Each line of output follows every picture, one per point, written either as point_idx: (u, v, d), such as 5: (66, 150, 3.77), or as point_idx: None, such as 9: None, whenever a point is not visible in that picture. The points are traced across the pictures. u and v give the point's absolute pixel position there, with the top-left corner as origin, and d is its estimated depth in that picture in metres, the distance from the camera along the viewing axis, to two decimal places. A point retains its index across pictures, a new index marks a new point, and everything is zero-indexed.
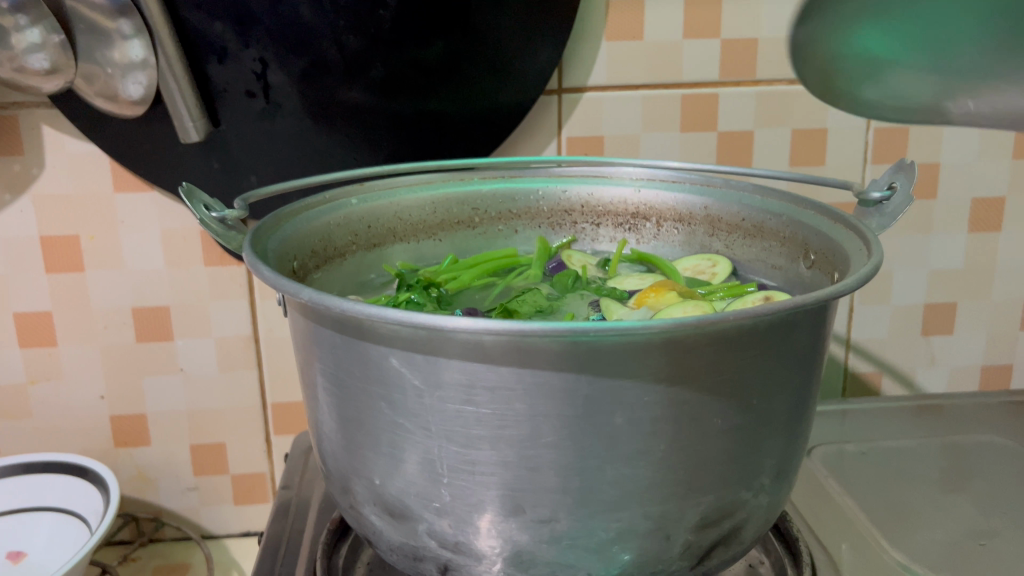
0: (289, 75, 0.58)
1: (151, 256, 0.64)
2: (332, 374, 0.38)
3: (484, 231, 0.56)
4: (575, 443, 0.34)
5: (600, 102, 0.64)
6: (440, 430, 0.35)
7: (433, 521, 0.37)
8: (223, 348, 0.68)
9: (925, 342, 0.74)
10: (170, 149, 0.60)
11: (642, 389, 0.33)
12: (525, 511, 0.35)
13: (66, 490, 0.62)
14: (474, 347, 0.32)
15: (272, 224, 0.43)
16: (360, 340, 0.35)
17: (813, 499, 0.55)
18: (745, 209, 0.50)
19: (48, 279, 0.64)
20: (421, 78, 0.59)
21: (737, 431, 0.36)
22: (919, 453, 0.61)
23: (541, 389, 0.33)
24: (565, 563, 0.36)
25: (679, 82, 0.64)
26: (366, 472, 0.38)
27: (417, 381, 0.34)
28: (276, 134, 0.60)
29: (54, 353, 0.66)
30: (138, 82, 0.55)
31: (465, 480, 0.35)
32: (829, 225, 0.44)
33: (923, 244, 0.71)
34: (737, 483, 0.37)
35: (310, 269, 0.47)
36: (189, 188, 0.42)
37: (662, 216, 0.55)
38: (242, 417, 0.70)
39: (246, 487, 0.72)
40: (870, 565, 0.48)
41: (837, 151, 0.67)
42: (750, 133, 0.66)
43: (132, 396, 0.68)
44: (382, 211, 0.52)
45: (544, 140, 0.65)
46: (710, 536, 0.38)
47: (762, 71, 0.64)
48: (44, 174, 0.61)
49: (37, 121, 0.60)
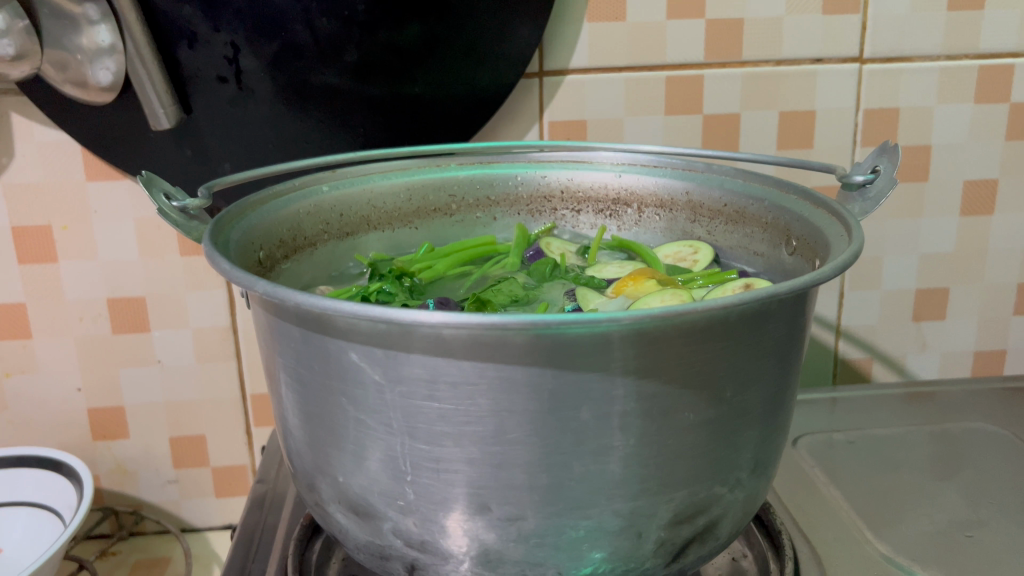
0: (261, 60, 0.57)
1: (125, 246, 0.63)
2: (293, 369, 0.37)
3: (462, 219, 0.55)
4: (541, 439, 0.32)
5: (582, 85, 0.62)
6: (402, 427, 0.33)
7: (398, 520, 0.36)
8: (201, 338, 0.66)
9: (917, 328, 0.73)
10: (142, 137, 0.59)
11: (609, 383, 0.32)
12: (491, 510, 0.34)
13: (42, 484, 0.61)
14: (435, 341, 0.31)
15: (236, 213, 0.42)
16: (319, 334, 0.34)
17: (798, 490, 0.54)
18: (726, 194, 0.49)
19: (21, 270, 0.63)
20: (396, 62, 0.57)
21: (710, 425, 0.34)
22: (908, 441, 0.60)
23: (504, 384, 0.31)
24: (534, 562, 0.35)
25: (663, 64, 0.62)
26: (330, 470, 0.37)
27: (378, 376, 0.33)
28: (250, 121, 0.59)
29: (29, 346, 0.65)
30: (107, 68, 0.54)
31: (429, 478, 0.34)
32: (811, 211, 0.43)
33: (914, 228, 0.69)
34: (711, 478, 0.36)
35: (278, 259, 0.46)
36: (148, 176, 0.41)
37: (643, 201, 0.53)
38: (222, 409, 0.69)
39: (228, 479, 0.71)
40: (854, 557, 0.46)
41: (826, 134, 0.65)
42: (736, 115, 0.64)
43: (110, 388, 0.67)
44: (355, 199, 0.51)
45: (525, 125, 0.63)
46: (684, 532, 0.37)
47: (748, 52, 0.62)
48: (14, 164, 0.60)
49: (5, 109, 0.59)
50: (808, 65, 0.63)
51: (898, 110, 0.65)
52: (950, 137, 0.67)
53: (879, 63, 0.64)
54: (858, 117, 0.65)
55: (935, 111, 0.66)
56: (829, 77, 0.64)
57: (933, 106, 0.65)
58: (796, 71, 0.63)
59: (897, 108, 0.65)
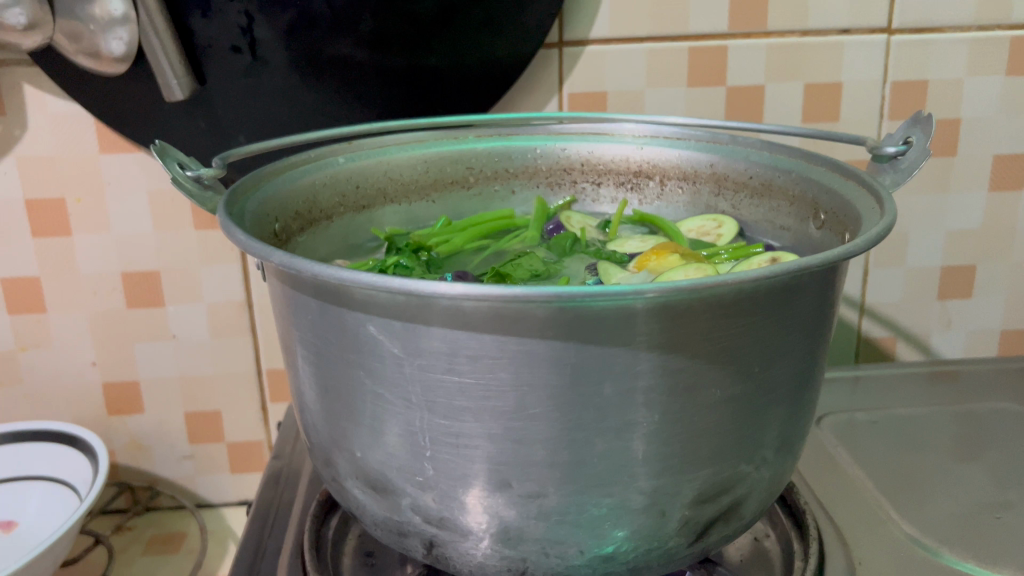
0: (276, 29, 0.55)
1: (139, 219, 0.62)
2: (310, 341, 0.36)
3: (480, 192, 0.54)
4: (563, 414, 0.32)
5: (602, 56, 0.61)
6: (421, 400, 0.33)
7: (417, 496, 0.35)
8: (215, 313, 0.66)
9: (942, 306, 0.71)
10: (155, 107, 0.58)
11: (634, 357, 0.31)
12: (512, 486, 0.33)
13: (58, 459, 0.60)
14: (455, 313, 0.30)
15: (251, 183, 0.41)
16: (337, 306, 0.33)
17: (821, 469, 0.53)
18: (752, 166, 0.48)
19: (35, 243, 0.62)
20: (412, 32, 0.56)
21: (737, 402, 0.33)
22: (932, 421, 0.59)
23: (525, 358, 0.31)
24: (555, 541, 0.35)
25: (685, 34, 0.61)
26: (348, 445, 0.37)
27: (397, 349, 0.32)
28: (264, 92, 0.58)
29: (43, 320, 0.65)
30: (119, 38, 0.53)
31: (449, 453, 0.33)
32: (839, 182, 0.41)
33: (941, 204, 0.68)
34: (737, 456, 0.35)
35: (294, 232, 0.45)
36: (162, 145, 0.40)
37: (666, 173, 0.52)
38: (237, 384, 0.68)
39: (243, 455, 0.71)
40: (879, 536, 0.46)
41: (852, 106, 0.64)
42: (761, 87, 0.63)
43: (125, 363, 0.67)
44: (371, 171, 0.50)
45: (544, 97, 0.62)
46: (708, 511, 0.36)
47: (773, 22, 0.61)
48: (27, 136, 0.59)
49: (17, 79, 0.58)
50: (835, 37, 0.62)
51: (926, 83, 0.64)
52: (980, 111, 0.65)
53: (908, 34, 0.62)
54: (885, 89, 0.64)
55: (964, 83, 0.64)
56: (856, 48, 0.62)
57: (962, 78, 0.64)
58: (823, 42, 0.62)
59: (926, 80, 0.64)
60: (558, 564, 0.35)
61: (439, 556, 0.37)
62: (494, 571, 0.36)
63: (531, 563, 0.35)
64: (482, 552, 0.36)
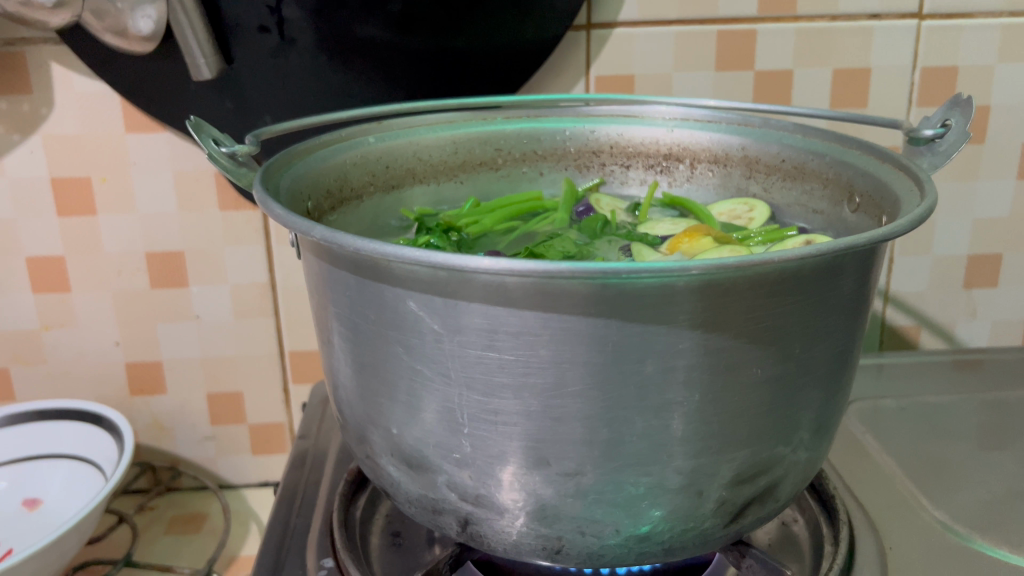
0: (304, 9, 0.55)
1: (163, 199, 0.62)
2: (346, 318, 0.36)
3: (508, 173, 0.54)
4: (603, 391, 0.31)
5: (631, 38, 0.61)
6: (460, 377, 0.33)
7: (453, 473, 0.35)
8: (238, 295, 0.66)
9: (967, 295, 0.71)
10: (182, 87, 0.58)
11: (676, 335, 0.31)
12: (550, 464, 0.33)
13: (83, 437, 0.61)
14: (496, 289, 0.30)
15: (284, 161, 0.41)
16: (375, 281, 0.33)
17: (848, 454, 0.53)
18: (785, 149, 0.48)
19: (60, 222, 0.63)
20: (440, 13, 0.56)
21: (777, 382, 0.33)
22: (959, 408, 0.59)
23: (567, 335, 0.30)
24: (591, 519, 0.35)
25: (714, 18, 0.60)
26: (383, 421, 0.37)
27: (436, 326, 0.32)
28: (291, 72, 0.58)
29: (67, 300, 0.65)
30: (147, 16, 0.52)
31: (487, 430, 0.33)
32: (875, 165, 0.41)
33: (968, 192, 0.67)
34: (775, 437, 0.35)
35: (325, 210, 0.45)
36: (197, 121, 0.40)
37: (696, 156, 0.52)
38: (259, 365, 0.68)
39: (265, 436, 0.71)
40: (907, 520, 0.46)
41: (881, 92, 0.64)
42: (789, 72, 0.62)
43: (147, 343, 0.67)
44: (401, 151, 0.50)
45: (571, 79, 0.62)
46: (745, 493, 0.36)
47: (803, 6, 0.60)
48: (54, 114, 0.59)
49: (44, 58, 0.58)
50: (865, 22, 0.61)
51: (956, 69, 0.63)
52: (1010, 98, 0.64)
53: (938, 20, 0.62)
54: (914, 75, 0.63)
55: (994, 70, 0.64)
56: (886, 33, 0.62)
57: (992, 65, 0.63)
58: (852, 27, 0.61)
59: (955, 67, 0.63)
60: (594, 543, 0.35)
61: (473, 534, 0.37)
62: (528, 549, 0.36)
63: (566, 542, 0.35)
64: (517, 531, 0.36)
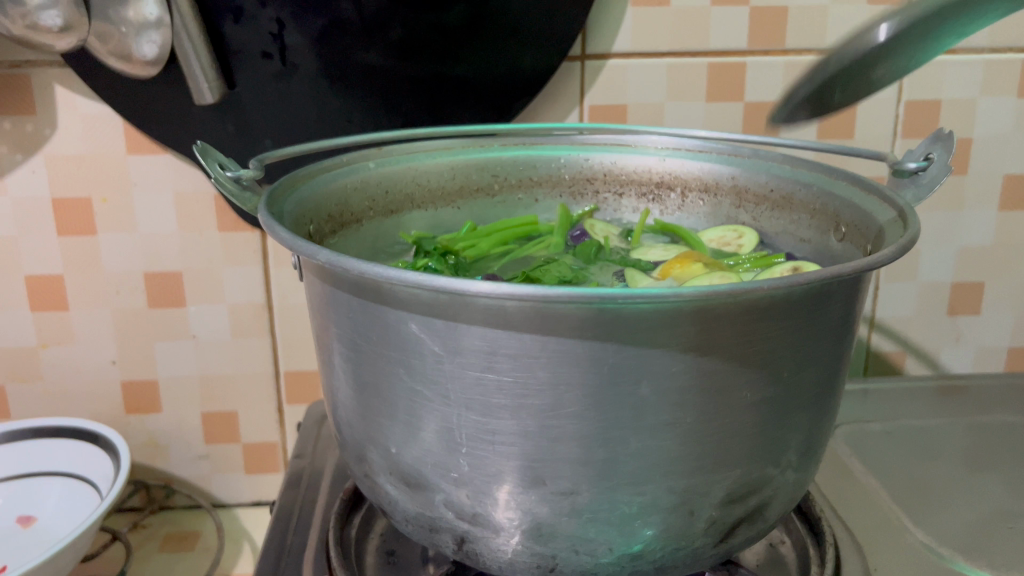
0: (307, 36, 0.57)
1: (163, 219, 0.63)
2: (348, 338, 0.37)
3: (504, 199, 0.56)
4: (599, 413, 0.32)
5: (624, 69, 0.62)
6: (459, 398, 0.34)
7: (451, 492, 0.36)
8: (235, 314, 0.67)
9: (951, 322, 0.73)
10: (184, 111, 0.59)
11: (669, 358, 0.32)
12: (546, 483, 0.34)
13: (79, 455, 0.61)
14: (496, 312, 0.31)
15: (288, 186, 0.42)
16: (378, 304, 0.34)
17: (834, 477, 0.54)
18: (773, 179, 0.49)
19: (60, 242, 0.63)
20: (440, 41, 0.57)
21: (767, 404, 0.34)
22: (944, 433, 0.60)
23: (565, 357, 0.32)
24: (585, 538, 0.35)
25: (705, 50, 0.62)
26: (382, 440, 0.37)
27: (437, 348, 0.33)
28: (292, 97, 0.59)
29: (65, 318, 0.65)
30: (152, 41, 0.53)
31: (484, 450, 0.34)
32: (860, 196, 0.43)
33: (952, 221, 0.69)
34: (764, 459, 0.36)
35: (326, 235, 0.45)
36: (204, 146, 0.41)
37: (687, 185, 0.54)
38: (255, 383, 0.69)
39: (258, 456, 0.71)
40: (895, 544, 0.47)
41: (867, 124, 0.65)
42: (778, 103, 0.64)
43: (144, 362, 0.67)
44: (400, 177, 0.51)
45: (565, 108, 0.63)
46: (735, 512, 0.37)
47: (792, 40, 0.62)
48: (57, 135, 0.60)
49: (49, 80, 0.59)
50: None
51: (939, 102, 0.65)
52: (993, 129, 0.66)
53: None
54: (900, 108, 0.65)
55: (977, 103, 0.65)
56: None
57: (975, 98, 0.65)
58: None
59: (939, 99, 0.65)
60: (588, 562, 0.36)
61: (469, 552, 0.38)
62: (523, 568, 0.37)
63: (560, 560, 0.36)
64: (513, 548, 0.36)
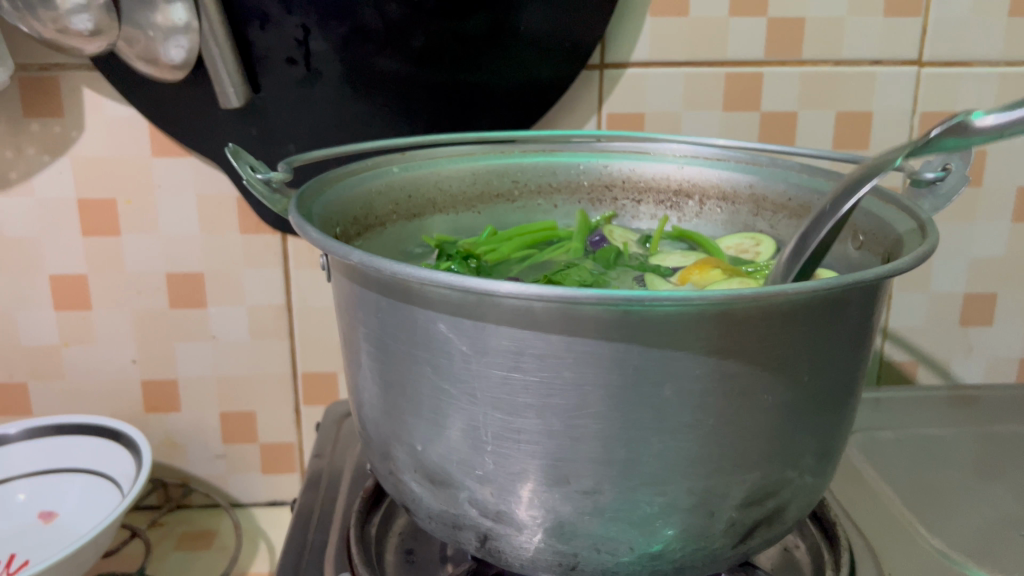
0: (331, 42, 0.58)
1: (185, 220, 0.64)
2: (375, 337, 0.38)
3: (523, 205, 0.56)
4: (622, 413, 0.33)
5: (642, 78, 0.63)
6: (486, 397, 0.34)
7: (475, 489, 0.37)
8: (255, 316, 0.67)
9: (963, 332, 0.73)
10: (210, 115, 0.60)
11: (692, 361, 0.32)
12: (569, 482, 0.35)
13: (101, 452, 0.62)
14: (524, 313, 0.32)
15: (316, 188, 0.43)
16: (407, 304, 0.35)
17: (848, 483, 0.54)
18: (792, 187, 0.50)
19: (84, 242, 0.64)
20: (461, 49, 0.58)
21: (787, 408, 0.35)
22: (955, 441, 0.60)
23: (590, 358, 0.32)
24: (607, 537, 0.36)
25: (722, 61, 0.63)
26: (408, 438, 0.38)
27: (465, 347, 0.34)
28: (315, 103, 0.60)
29: (87, 317, 0.66)
30: (180, 46, 0.54)
31: (509, 448, 0.35)
32: (878, 206, 0.43)
33: (964, 232, 0.70)
34: (783, 461, 0.36)
35: (352, 237, 0.46)
36: (235, 148, 0.42)
37: (705, 193, 0.55)
38: (272, 384, 0.70)
39: (274, 456, 0.72)
40: (909, 550, 0.47)
41: (882, 134, 0.66)
42: (794, 114, 0.65)
43: (164, 361, 0.68)
44: (423, 181, 0.52)
45: (584, 116, 0.64)
46: (754, 514, 0.37)
47: (808, 51, 0.63)
48: (84, 137, 0.61)
49: (78, 83, 0.60)
50: (867, 67, 0.64)
51: (954, 114, 0.66)
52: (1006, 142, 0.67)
53: (938, 67, 0.64)
54: (914, 120, 0.66)
55: None
56: (887, 79, 0.64)
57: (989, 111, 0.66)
58: (854, 72, 0.64)
59: (953, 112, 0.66)
60: (609, 560, 0.37)
61: (492, 549, 0.38)
62: (544, 566, 0.38)
63: (581, 559, 0.37)
64: (535, 546, 0.37)
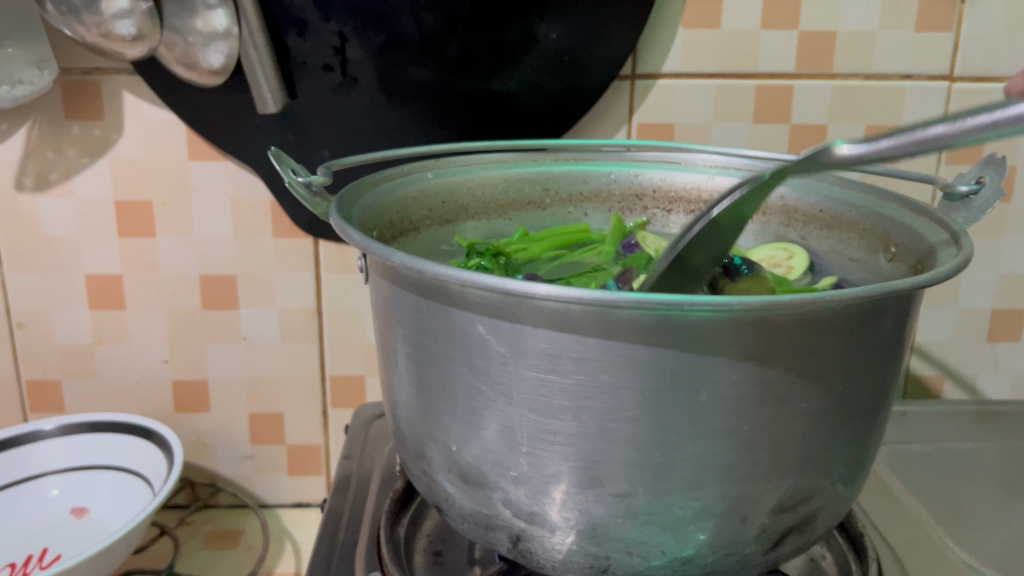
0: (367, 50, 0.59)
1: (220, 223, 0.65)
2: (413, 338, 0.38)
3: (554, 213, 0.57)
4: (658, 417, 0.33)
5: (672, 90, 0.64)
6: (522, 399, 0.35)
7: (509, 490, 0.37)
8: (285, 318, 0.68)
9: (990, 348, 0.73)
10: (246, 119, 0.61)
11: (728, 367, 0.33)
12: (603, 485, 0.35)
13: (132, 450, 0.63)
14: (562, 316, 0.32)
15: (354, 193, 0.44)
16: (446, 305, 0.35)
17: (875, 495, 0.54)
18: (823, 200, 0.51)
19: (121, 243, 0.65)
20: (494, 58, 0.59)
21: (821, 415, 0.35)
22: (981, 456, 0.60)
23: (627, 362, 0.33)
24: (639, 540, 0.36)
25: (753, 73, 0.63)
26: (443, 438, 0.39)
27: (502, 349, 0.34)
28: (349, 109, 0.61)
29: (121, 317, 0.67)
30: (220, 51, 0.55)
31: (544, 450, 0.35)
32: (912, 217, 0.44)
33: (992, 247, 0.70)
34: (816, 469, 0.37)
35: (387, 241, 0.47)
36: (278, 152, 0.43)
37: None
38: (300, 387, 0.71)
39: (301, 458, 0.73)
40: (937, 563, 0.47)
41: None
42: (823, 127, 0.65)
43: (195, 362, 0.69)
44: (456, 188, 0.53)
45: (614, 126, 0.65)
46: (785, 521, 0.38)
47: (839, 65, 0.63)
48: (123, 140, 0.63)
49: (118, 87, 0.61)
50: (897, 81, 0.64)
51: None
52: None
53: (968, 82, 0.64)
54: None
55: None
56: (917, 93, 0.65)
57: None
58: (885, 86, 0.64)
59: None
60: (640, 564, 0.37)
61: (523, 550, 0.39)
62: (576, 568, 0.38)
63: (613, 561, 0.37)
64: (567, 548, 0.37)
